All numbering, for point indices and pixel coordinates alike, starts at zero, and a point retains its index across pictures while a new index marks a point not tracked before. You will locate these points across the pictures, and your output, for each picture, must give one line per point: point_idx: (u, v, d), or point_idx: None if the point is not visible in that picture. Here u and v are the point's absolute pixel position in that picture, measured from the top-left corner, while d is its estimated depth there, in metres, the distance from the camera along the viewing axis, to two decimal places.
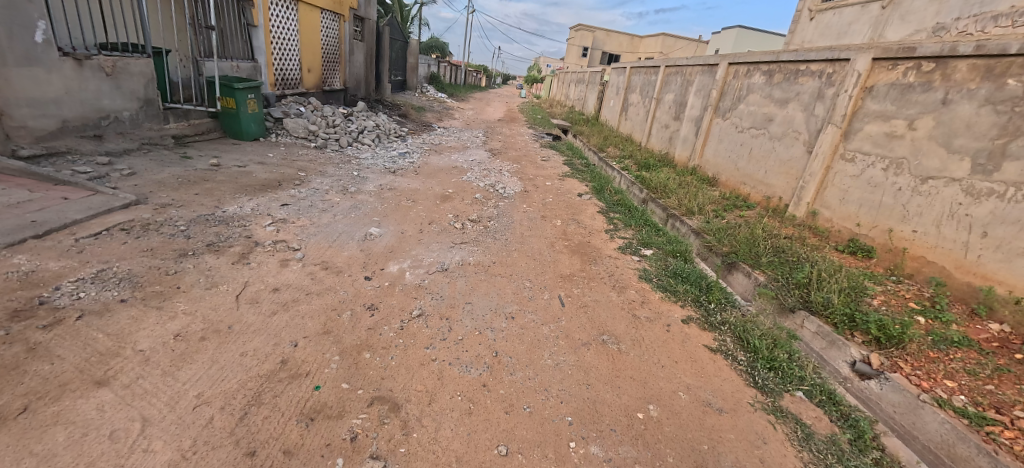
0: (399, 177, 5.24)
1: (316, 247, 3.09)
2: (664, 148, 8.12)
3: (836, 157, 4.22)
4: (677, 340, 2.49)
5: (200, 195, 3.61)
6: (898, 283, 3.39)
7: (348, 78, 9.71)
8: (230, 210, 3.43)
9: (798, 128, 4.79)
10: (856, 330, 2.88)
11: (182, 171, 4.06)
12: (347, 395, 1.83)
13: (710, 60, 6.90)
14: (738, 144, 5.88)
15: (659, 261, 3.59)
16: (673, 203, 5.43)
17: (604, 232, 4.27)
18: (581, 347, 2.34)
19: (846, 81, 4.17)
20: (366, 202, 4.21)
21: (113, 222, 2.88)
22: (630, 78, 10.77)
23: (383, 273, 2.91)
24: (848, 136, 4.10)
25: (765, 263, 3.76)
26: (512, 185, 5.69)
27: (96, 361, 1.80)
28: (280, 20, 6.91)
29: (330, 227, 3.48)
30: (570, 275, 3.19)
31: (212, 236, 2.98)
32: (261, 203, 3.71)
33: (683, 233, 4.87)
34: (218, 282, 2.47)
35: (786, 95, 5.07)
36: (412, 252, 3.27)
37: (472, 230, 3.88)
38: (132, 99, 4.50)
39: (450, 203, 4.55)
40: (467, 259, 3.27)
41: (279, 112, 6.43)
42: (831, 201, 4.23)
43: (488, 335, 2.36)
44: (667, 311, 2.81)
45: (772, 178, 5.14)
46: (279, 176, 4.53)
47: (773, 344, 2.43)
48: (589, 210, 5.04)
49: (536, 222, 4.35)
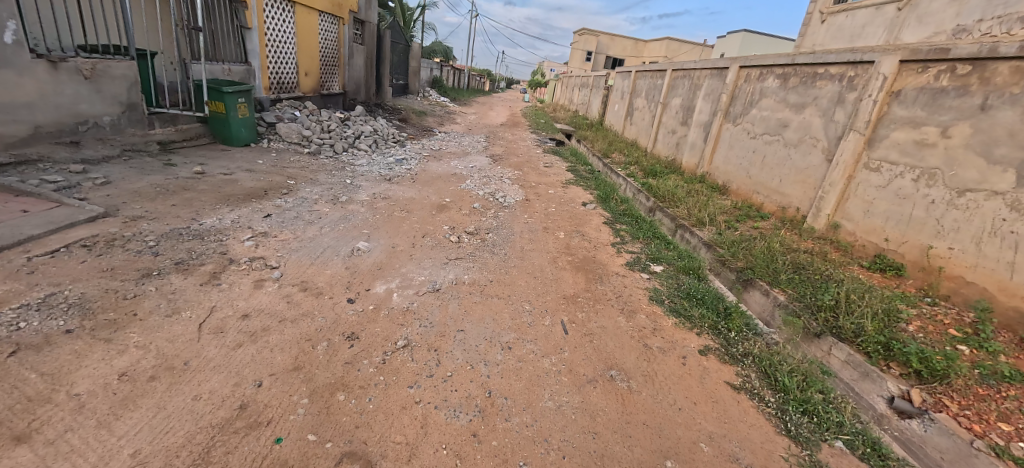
0: (394, 185, 4.99)
1: (296, 265, 2.83)
2: (671, 155, 7.86)
3: (859, 166, 3.94)
4: (695, 376, 2.20)
5: (177, 206, 3.37)
6: (933, 306, 3.10)
7: (346, 81, 9.51)
8: (207, 223, 3.18)
9: (816, 135, 4.52)
10: (892, 361, 2.62)
11: (162, 180, 3.81)
12: (313, 451, 1.56)
13: (719, 63, 6.63)
14: (749, 151, 5.60)
15: (671, 280, 3.30)
16: (682, 213, 5.18)
17: (610, 246, 3.99)
18: (585, 385, 2.07)
19: (870, 85, 3.91)
20: (357, 213, 3.97)
21: (73, 238, 2.63)
22: (635, 82, 10.52)
23: (369, 294, 2.65)
24: (872, 144, 3.83)
25: (784, 281, 3.52)
26: (513, 194, 5.43)
27: (21, 409, 1.55)
28: (274, 21, 6.70)
29: (315, 242, 3.22)
30: (574, 297, 2.91)
31: (183, 253, 2.73)
32: (242, 214, 3.46)
33: (693, 245, 4.61)
34: (181, 307, 2.21)
35: (802, 99, 4.80)
36: (402, 269, 3.01)
37: (468, 243, 3.62)
38: (114, 103, 4.26)
39: (446, 213, 4.30)
40: (462, 277, 3.01)
41: (272, 116, 6.20)
42: (854, 213, 3.95)
43: (481, 370, 2.09)
44: (682, 340, 2.49)
45: (788, 187, 4.86)
46: (266, 184, 4.30)
47: (804, 383, 2.14)
48: (594, 221, 4.75)
49: (537, 234, 4.08)
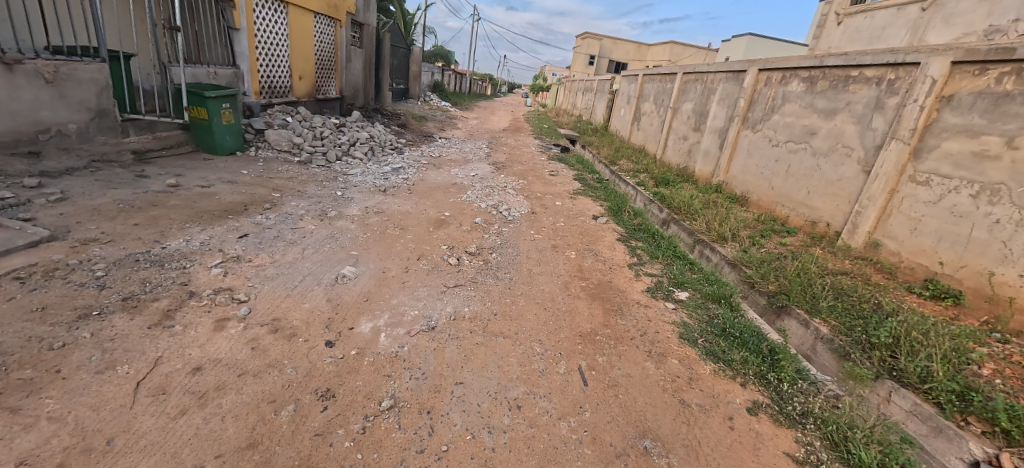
0: (389, 198, 4.61)
1: (269, 298, 2.43)
2: (682, 163, 7.46)
3: (903, 179, 3.54)
4: (747, 446, 1.79)
5: (139, 225, 2.99)
6: (1004, 344, 2.69)
7: (344, 85, 9.17)
8: (171, 246, 2.80)
9: (850, 144, 4.13)
10: (971, 416, 2.21)
11: (129, 194, 3.43)
12: None
13: (735, 66, 6.25)
14: (772, 160, 5.20)
15: (700, 310, 2.90)
16: (700, 227, 4.78)
17: (627, 267, 3.58)
18: (614, 462, 1.67)
19: (915, 89, 3.52)
20: (346, 231, 3.58)
21: (4, 269, 2.24)
22: (642, 87, 10.15)
23: (352, 335, 2.25)
24: (919, 154, 3.43)
25: (826, 310, 3.11)
26: (518, 206, 5.03)
27: None
28: (265, 22, 6.34)
29: (295, 267, 2.81)
30: (591, 335, 2.49)
31: (136, 285, 2.34)
32: (215, 234, 3.08)
33: (715, 264, 4.21)
34: (117, 360, 1.82)
35: (832, 105, 4.40)
36: (392, 301, 2.61)
37: (469, 267, 3.22)
38: (81, 109, 3.88)
39: (444, 230, 3.91)
40: (462, 310, 2.61)
41: (260, 122, 5.82)
42: (897, 232, 3.54)
43: (485, 441, 1.69)
44: (725, 394, 2.07)
45: (817, 199, 4.46)
46: (247, 197, 3.91)
47: (884, 457, 1.73)
48: (607, 237, 4.34)
49: (546, 254, 3.69)
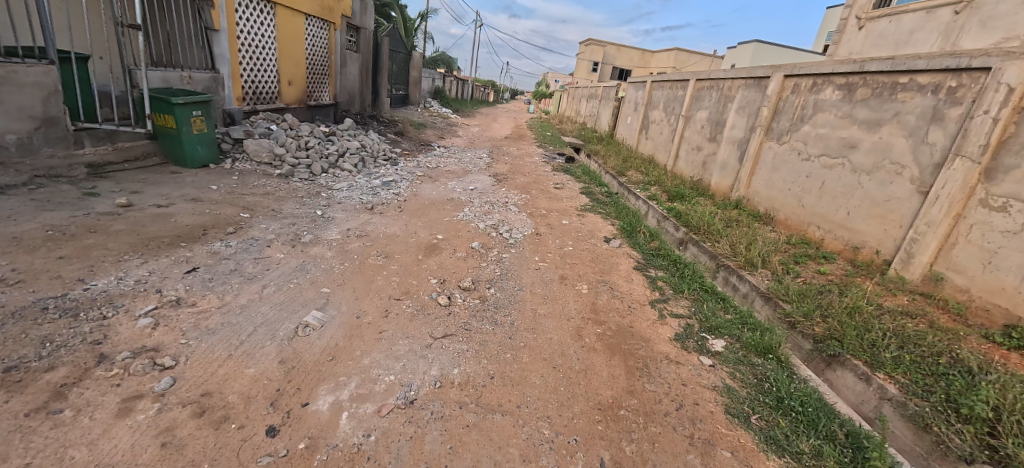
0: (376, 217, 4.11)
1: (202, 361, 1.91)
2: (697, 175, 6.94)
3: (972, 203, 2.99)
4: None
5: (66, 258, 2.48)
6: None
7: (338, 91, 8.70)
8: (98, 287, 2.29)
9: (900, 160, 3.59)
10: None
11: (67, 217, 2.94)
12: None
13: (756, 72, 5.73)
14: (801, 175, 4.66)
15: (744, 369, 2.35)
16: (724, 250, 4.24)
17: (649, 306, 3.06)
18: None
19: (986, 98, 2.99)
20: (320, 260, 3.07)
21: None
22: (650, 94, 9.66)
23: (301, 416, 1.72)
24: (993, 174, 2.90)
25: (892, 362, 2.53)
26: (520, 226, 4.51)
27: None
28: (249, 23, 5.87)
29: (247, 314, 2.30)
30: (614, 409, 1.96)
31: (30, 345, 1.82)
32: (158, 267, 2.57)
33: (745, 296, 3.67)
34: None
35: (875, 115, 3.87)
36: (361, 362, 2.08)
37: (462, 308, 2.70)
38: (22, 118, 3.40)
39: (436, 257, 3.39)
40: (450, 372, 2.08)
41: (239, 131, 5.33)
42: (965, 264, 3.00)
43: None
44: None
45: (859, 221, 3.92)
46: (210, 219, 3.41)
47: None
48: (623, 265, 3.82)
49: (554, 288, 3.17)
